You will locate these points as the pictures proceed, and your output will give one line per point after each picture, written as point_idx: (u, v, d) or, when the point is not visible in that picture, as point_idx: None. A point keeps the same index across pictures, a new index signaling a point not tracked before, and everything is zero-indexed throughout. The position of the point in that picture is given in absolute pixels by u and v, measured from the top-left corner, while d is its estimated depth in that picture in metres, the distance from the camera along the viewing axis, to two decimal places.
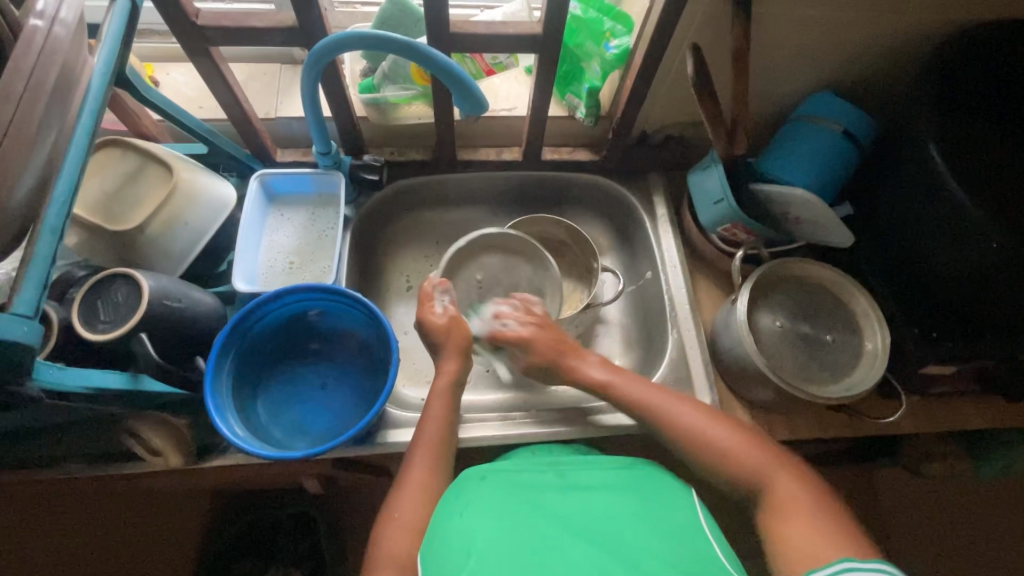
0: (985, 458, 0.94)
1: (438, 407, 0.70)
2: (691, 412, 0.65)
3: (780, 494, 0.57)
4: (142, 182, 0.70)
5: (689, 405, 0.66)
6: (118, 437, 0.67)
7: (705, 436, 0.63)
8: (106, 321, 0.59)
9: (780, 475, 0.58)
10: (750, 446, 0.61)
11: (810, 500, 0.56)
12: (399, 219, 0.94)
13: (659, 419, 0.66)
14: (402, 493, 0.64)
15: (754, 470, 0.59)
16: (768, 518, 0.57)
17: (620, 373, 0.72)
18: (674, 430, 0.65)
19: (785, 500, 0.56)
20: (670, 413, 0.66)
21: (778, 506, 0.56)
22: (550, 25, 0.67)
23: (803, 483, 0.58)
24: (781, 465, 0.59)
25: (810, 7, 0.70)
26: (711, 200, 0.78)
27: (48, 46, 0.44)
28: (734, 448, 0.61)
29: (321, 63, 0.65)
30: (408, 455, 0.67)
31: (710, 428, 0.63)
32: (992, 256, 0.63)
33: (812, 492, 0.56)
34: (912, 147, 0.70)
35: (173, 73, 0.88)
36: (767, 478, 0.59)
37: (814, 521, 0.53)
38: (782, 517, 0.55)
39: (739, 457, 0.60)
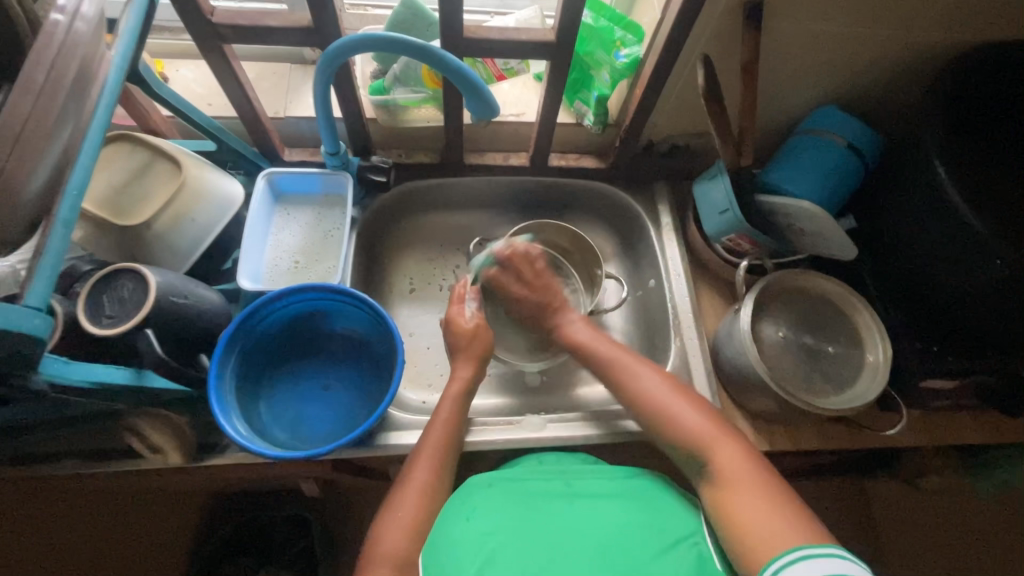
0: (982, 473, 0.95)
1: (445, 411, 0.70)
2: (650, 382, 0.67)
3: (721, 466, 0.57)
4: (150, 177, 0.70)
5: (651, 377, 0.67)
6: (118, 435, 0.66)
7: (661, 403, 0.64)
8: (112, 315, 0.59)
9: (725, 448, 0.58)
10: (699, 416, 0.62)
11: (755, 473, 0.55)
12: (405, 221, 0.94)
13: (616, 381, 0.69)
14: (403, 491, 0.63)
15: (695, 439, 0.60)
16: (715, 493, 0.56)
17: (597, 334, 0.75)
18: (634, 399, 0.66)
19: (727, 472, 0.56)
20: (631, 384, 0.67)
21: (721, 480, 0.56)
22: (564, 32, 0.67)
23: (745, 455, 0.57)
24: (726, 435, 0.60)
25: (819, 22, 0.71)
26: (717, 210, 0.78)
27: (69, 40, 0.44)
28: (682, 414, 0.62)
29: (334, 65, 0.65)
30: (412, 455, 0.66)
31: (667, 397, 0.64)
32: (997, 273, 0.64)
33: (755, 467, 0.56)
34: (918, 163, 0.71)
35: (183, 69, 0.88)
36: (709, 448, 0.59)
37: (759, 491, 0.54)
38: (727, 489, 0.55)
39: (693, 425, 0.61)
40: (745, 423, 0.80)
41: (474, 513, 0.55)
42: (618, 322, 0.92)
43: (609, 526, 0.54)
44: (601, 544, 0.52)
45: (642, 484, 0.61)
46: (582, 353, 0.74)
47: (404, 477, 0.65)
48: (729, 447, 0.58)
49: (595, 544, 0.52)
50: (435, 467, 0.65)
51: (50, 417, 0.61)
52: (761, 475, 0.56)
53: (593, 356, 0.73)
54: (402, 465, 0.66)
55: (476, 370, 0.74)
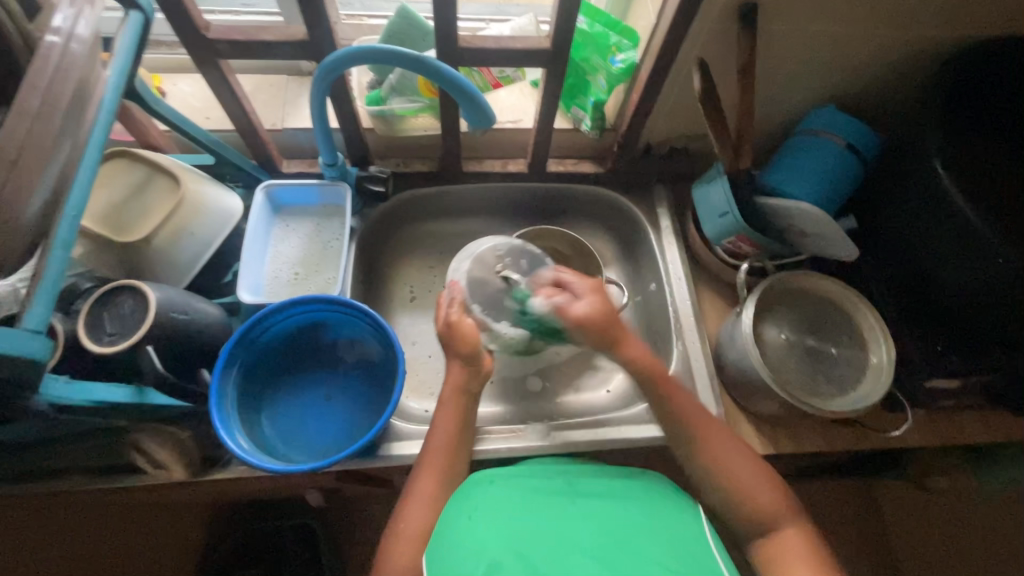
0: (988, 472, 0.94)
1: (450, 421, 0.68)
2: (722, 438, 0.63)
3: (786, 544, 0.57)
4: (148, 193, 0.70)
5: (720, 431, 0.64)
6: (121, 452, 0.66)
7: (731, 469, 0.61)
8: (113, 333, 0.59)
9: (794, 525, 0.58)
10: (767, 485, 0.60)
11: (819, 558, 0.56)
12: (404, 230, 0.94)
13: (683, 433, 0.64)
14: (408, 503, 0.63)
15: (761, 510, 0.59)
16: (772, 569, 0.57)
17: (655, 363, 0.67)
18: (698, 446, 0.63)
19: (792, 553, 0.56)
20: (696, 429, 0.64)
21: (781, 559, 0.56)
22: (559, 39, 0.67)
23: (811, 540, 0.58)
24: (793, 513, 0.59)
25: (816, 22, 0.71)
26: (717, 213, 0.78)
27: (64, 61, 0.44)
28: (746, 481, 0.60)
29: (330, 77, 0.65)
30: (418, 466, 0.66)
31: (740, 460, 0.62)
32: (998, 271, 0.64)
33: (819, 553, 0.57)
34: (917, 162, 0.71)
35: (180, 83, 0.88)
36: (775, 523, 0.58)
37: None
38: (790, 570, 0.55)
39: (758, 496, 0.59)
40: (749, 425, 0.79)
41: (477, 511, 0.55)
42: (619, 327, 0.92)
43: (612, 528, 0.53)
44: (606, 545, 0.51)
45: (644, 486, 0.61)
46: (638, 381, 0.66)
47: (410, 487, 0.65)
48: (794, 526, 0.58)
49: (600, 546, 0.51)
50: (436, 480, 0.64)
51: (52, 435, 0.61)
52: (822, 558, 0.56)
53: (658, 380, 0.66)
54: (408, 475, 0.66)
55: None
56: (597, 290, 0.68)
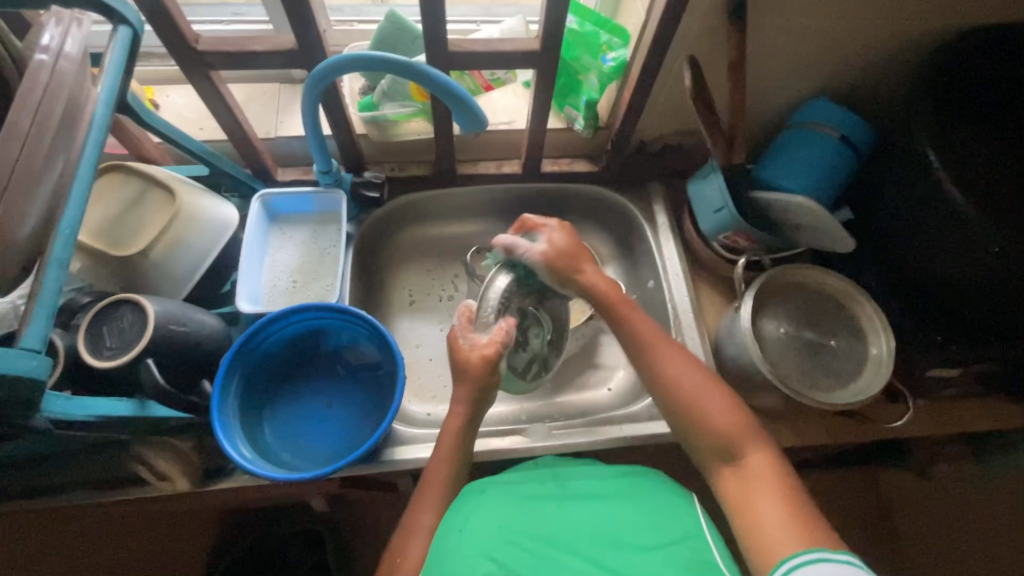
0: (990, 458, 0.94)
1: (448, 437, 0.67)
2: (683, 370, 0.63)
3: (751, 469, 0.56)
4: (143, 206, 0.70)
5: (684, 364, 0.64)
6: (126, 465, 0.67)
7: (691, 401, 0.61)
8: (113, 346, 0.59)
9: (752, 448, 0.57)
10: (728, 408, 0.60)
11: (784, 480, 0.55)
12: (401, 234, 0.94)
13: (650, 373, 0.65)
14: (410, 528, 0.64)
15: (725, 437, 0.58)
16: (735, 492, 0.56)
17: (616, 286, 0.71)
18: (663, 386, 0.64)
19: (754, 474, 0.56)
20: (661, 368, 0.64)
21: (747, 482, 0.56)
22: (548, 41, 0.67)
23: (775, 465, 0.56)
24: (755, 436, 0.58)
25: (806, 15, 0.71)
26: (713, 209, 0.78)
27: (53, 80, 0.44)
28: (713, 409, 0.60)
29: (321, 85, 0.65)
30: (418, 494, 0.66)
31: (699, 391, 0.62)
32: (992, 259, 0.64)
33: (785, 478, 0.55)
34: (911, 153, 0.70)
35: (173, 95, 0.88)
36: (739, 447, 0.58)
37: (788, 500, 0.53)
38: (753, 494, 0.54)
39: (720, 418, 0.59)
40: (750, 420, 0.80)
41: (472, 519, 0.55)
42: None
43: (608, 528, 0.54)
44: (594, 546, 0.52)
45: (640, 483, 0.61)
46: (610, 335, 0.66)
47: (412, 510, 0.65)
48: (758, 450, 0.58)
49: (587, 547, 0.52)
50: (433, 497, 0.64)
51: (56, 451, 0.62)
52: (787, 484, 0.55)
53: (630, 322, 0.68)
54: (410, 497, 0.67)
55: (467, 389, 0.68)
56: (571, 239, 0.73)
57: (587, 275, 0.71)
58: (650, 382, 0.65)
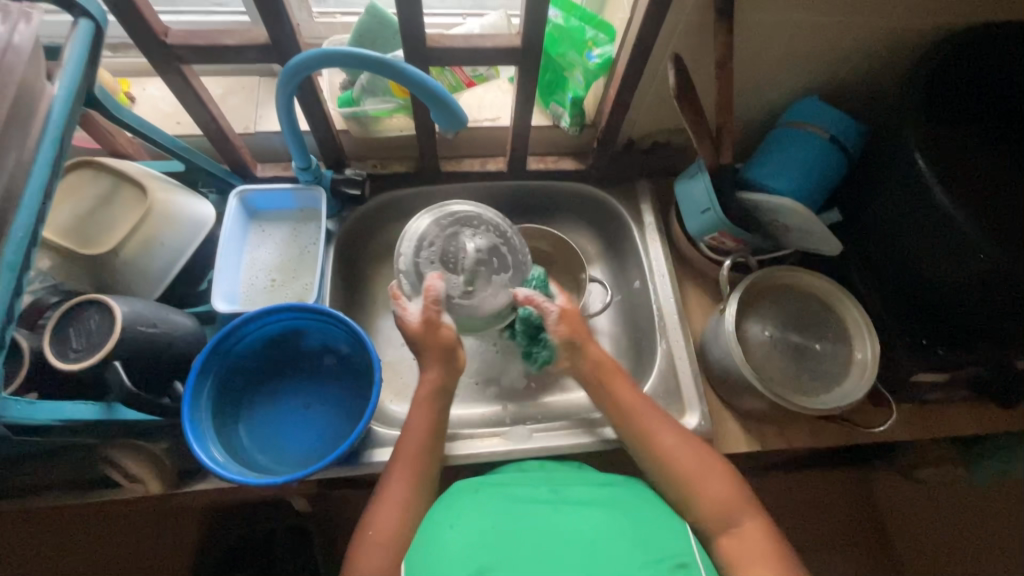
0: (977, 462, 0.94)
1: (421, 426, 0.65)
2: (672, 436, 0.63)
3: (745, 537, 0.57)
4: (114, 202, 0.68)
5: (671, 430, 0.64)
6: (97, 468, 0.65)
7: (681, 467, 0.61)
8: (79, 348, 0.58)
9: (748, 515, 0.58)
10: (722, 480, 0.60)
11: (775, 547, 0.56)
12: (383, 232, 0.92)
13: (637, 437, 0.65)
14: (375, 512, 0.61)
15: (720, 506, 0.58)
16: (729, 553, 0.57)
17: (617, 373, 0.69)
18: (651, 449, 0.63)
19: (747, 541, 0.56)
20: (649, 432, 0.64)
21: (739, 546, 0.56)
22: (529, 37, 0.65)
23: (767, 530, 0.57)
24: (748, 503, 0.59)
25: (793, 12, 0.69)
26: (698, 210, 0.77)
27: (1, 76, 0.43)
28: (705, 480, 0.60)
29: (295, 80, 0.63)
30: (385, 475, 0.63)
31: (690, 458, 0.62)
32: (983, 270, 0.62)
33: (775, 542, 0.56)
34: (900, 156, 0.69)
35: (149, 88, 0.86)
36: (734, 516, 0.58)
37: (779, 565, 0.54)
38: (744, 558, 0.55)
39: (716, 490, 0.59)
40: (734, 423, 0.79)
41: (459, 519, 0.55)
42: (604, 325, 0.90)
43: (594, 534, 0.53)
44: (586, 554, 0.51)
45: (626, 494, 0.60)
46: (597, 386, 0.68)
47: (379, 499, 0.62)
48: (749, 516, 0.58)
49: (579, 555, 0.51)
50: (410, 490, 0.62)
51: (22, 453, 0.60)
52: (778, 548, 0.56)
53: (613, 386, 0.68)
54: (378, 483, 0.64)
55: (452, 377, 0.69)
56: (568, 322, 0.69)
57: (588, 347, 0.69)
58: (634, 439, 0.65)
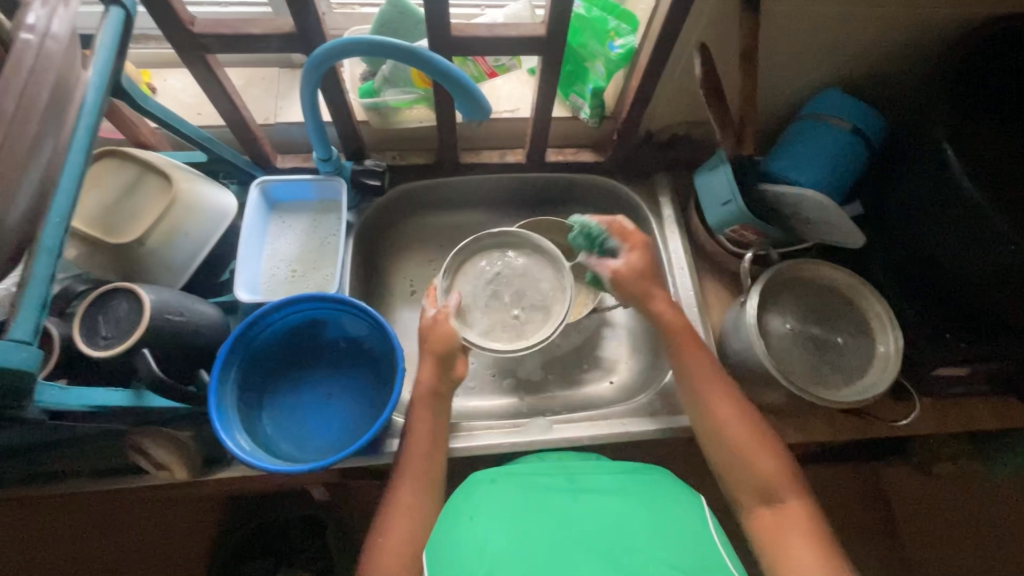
0: (995, 457, 0.93)
1: (426, 427, 0.68)
2: (731, 411, 0.64)
3: (790, 516, 0.58)
4: (139, 192, 0.69)
5: (731, 403, 0.65)
6: (122, 455, 0.66)
7: (735, 443, 0.62)
8: (108, 336, 0.58)
9: (793, 495, 0.59)
10: (773, 459, 0.61)
11: (820, 528, 0.57)
12: (401, 223, 0.93)
13: (703, 406, 0.66)
14: (390, 514, 0.63)
15: (766, 484, 0.60)
16: (771, 532, 0.58)
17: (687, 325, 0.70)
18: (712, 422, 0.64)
19: (792, 520, 0.58)
20: (710, 405, 0.65)
21: (783, 525, 0.58)
22: (553, 26, 0.65)
23: (811, 510, 0.58)
24: (795, 484, 0.60)
25: (819, 2, 0.68)
26: (719, 201, 0.76)
27: (39, 63, 0.43)
28: (757, 458, 0.61)
29: (321, 70, 0.64)
30: (396, 477, 0.66)
31: (743, 435, 0.63)
32: (1008, 260, 0.62)
33: (819, 523, 0.58)
34: (925, 146, 0.68)
35: (170, 79, 0.86)
36: (780, 495, 0.59)
37: (822, 546, 0.56)
38: (788, 537, 0.57)
39: (764, 469, 0.60)
40: (753, 416, 0.78)
41: (478, 512, 0.54)
42: (621, 318, 0.90)
43: (615, 525, 0.53)
44: (608, 543, 0.51)
45: (647, 481, 0.60)
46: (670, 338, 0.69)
47: (391, 498, 0.65)
48: (796, 497, 0.59)
49: (601, 544, 0.51)
50: (418, 490, 0.64)
51: (50, 439, 0.61)
52: (822, 529, 0.57)
53: (690, 353, 0.68)
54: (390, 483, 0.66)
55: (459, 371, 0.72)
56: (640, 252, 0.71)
57: (660, 301, 0.70)
58: (697, 410, 0.66)
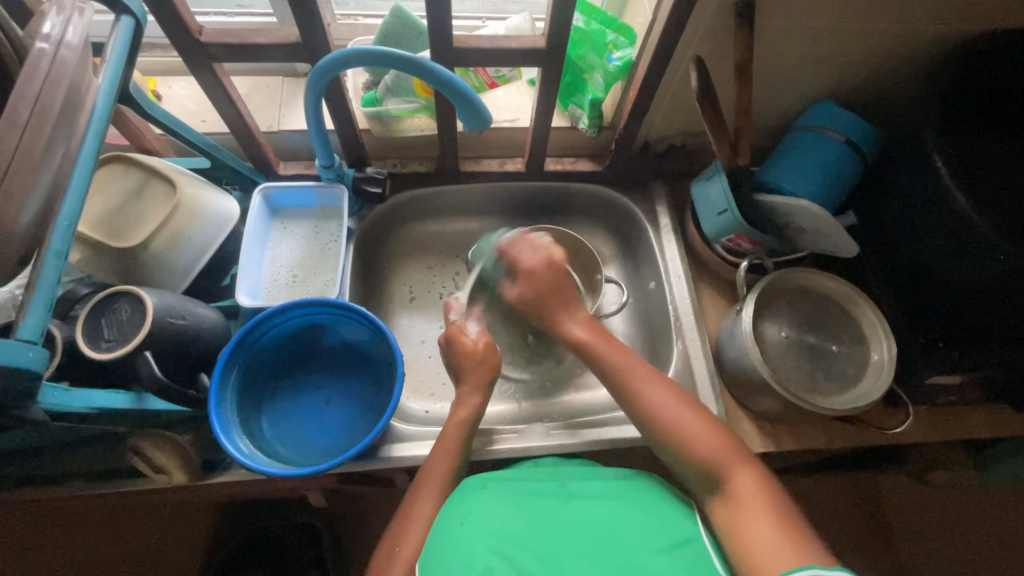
0: (989, 466, 0.94)
1: (450, 437, 0.68)
2: (660, 393, 0.63)
3: (739, 489, 0.56)
4: (144, 196, 0.70)
5: (659, 386, 0.64)
6: (122, 458, 0.66)
7: (669, 422, 0.61)
8: (111, 339, 0.59)
9: (741, 469, 0.57)
10: (711, 433, 0.60)
11: (769, 498, 0.55)
12: (402, 231, 0.94)
13: (622, 389, 0.65)
14: (405, 523, 0.63)
15: (706, 461, 0.58)
16: (726, 514, 0.56)
17: (603, 336, 0.68)
18: (639, 405, 0.63)
19: (742, 495, 0.56)
20: (636, 387, 0.64)
21: (735, 502, 0.56)
22: (554, 38, 0.67)
23: (762, 481, 0.56)
24: (742, 458, 0.58)
25: (813, 18, 0.70)
26: (716, 211, 0.78)
27: (54, 70, 0.44)
28: (691, 434, 0.60)
29: (325, 79, 0.65)
30: (413, 488, 0.66)
31: (676, 413, 0.61)
32: (1000, 270, 0.63)
33: (771, 493, 0.55)
34: (917, 159, 0.70)
35: (176, 87, 0.87)
36: (725, 470, 0.57)
37: (775, 517, 0.53)
38: (741, 514, 0.54)
39: (701, 445, 0.59)
40: (749, 423, 0.79)
41: (470, 516, 0.55)
42: (619, 326, 0.91)
43: (609, 531, 0.53)
44: (602, 547, 0.52)
45: (641, 489, 0.60)
46: (587, 357, 0.67)
47: (407, 509, 0.64)
48: (744, 471, 0.57)
49: (595, 549, 0.51)
50: (434, 500, 0.64)
51: (51, 441, 0.61)
52: (773, 499, 0.55)
53: (596, 351, 0.67)
54: (407, 493, 0.66)
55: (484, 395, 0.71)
56: (546, 265, 0.71)
57: (565, 324, 0.69)
58: (620, 392, 0.65)
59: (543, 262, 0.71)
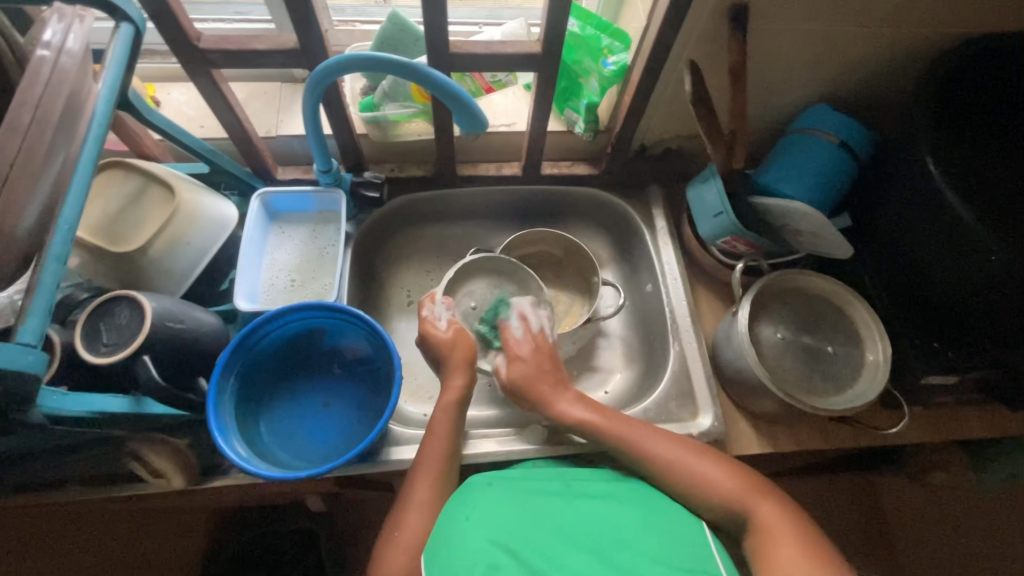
0: (985, 466, 0.94)
1: (443, 428, 0.68)
2: (660, 441, 0.65)
3: (765, 522, 0.56)
4: (142, 202, 0.70)
5: (660, 435, 0.65)
6: (120, 462, 0.66)
7: (677, 465, 0.62)
8: (109, 343, 0.59)
9: (762, 502, 0.58)
10: (726, 473, 0.61)
11: (796, 529, 0.55)
12: (399, 234, 0.94)
13: (624, 446, 0.66)
14: (404, 511, 0.63)
15: (728, 496, 0.59)
16: (758, 549, 0.56)
17: (601, 410, 0.70)
18: (640, 456, 0.64)
19: (772, 529, 0.55)
20: (636, 439, 0.66)
21: (765, 536, 0.55)
22: (550, 43, 0.67)
23: (785, 511, 0.57)
24: (762, 490, 0.59)
25: (806, 22, 0.71)
26: (711, 213, 0.78)
27: (54, 77, 0.45)
28: (709, 475, 0.61)
29: (323, 84, 0.65)
30: (409, 476, 0.66)
31: (682, 456, 0.63)
32: (992, 271, 0.63)
33: (797, 521, 0.56)
34: (908, 161, 0.71)
35: (174, 92, 0.88)
36: (748, 505, 0.58)
37: (807, 548, 0.53)
38: (772, 546, 0.54)
39: (721, 484, 0.60)
40: (746, 425, 0.80)
41: (474, 511, 0.55)
42: (616, 329, 0.92)
43: (611, 530, 0.54)
44: (604, 545, 0.52)
45: (642, 491, 0.61)
46: (587, 434, 0.69)
47: (403, 498, 0.64)
48: (766, 503, 0.58)
49: (596, 544, 0.52)
50: (432, 488, 0.64)
51: (50, 446, 0.61)
52: (802, 527, 0.56)
53: (596, 428, 0.68)
54: (402, 483, 0.66)
55: (468, 378, 0.72)
56: (547, 357, 0.75)
57: (563, 407, 0.70)
58: (617, 444, 0.66)
59: (535, 348, 0.75)
